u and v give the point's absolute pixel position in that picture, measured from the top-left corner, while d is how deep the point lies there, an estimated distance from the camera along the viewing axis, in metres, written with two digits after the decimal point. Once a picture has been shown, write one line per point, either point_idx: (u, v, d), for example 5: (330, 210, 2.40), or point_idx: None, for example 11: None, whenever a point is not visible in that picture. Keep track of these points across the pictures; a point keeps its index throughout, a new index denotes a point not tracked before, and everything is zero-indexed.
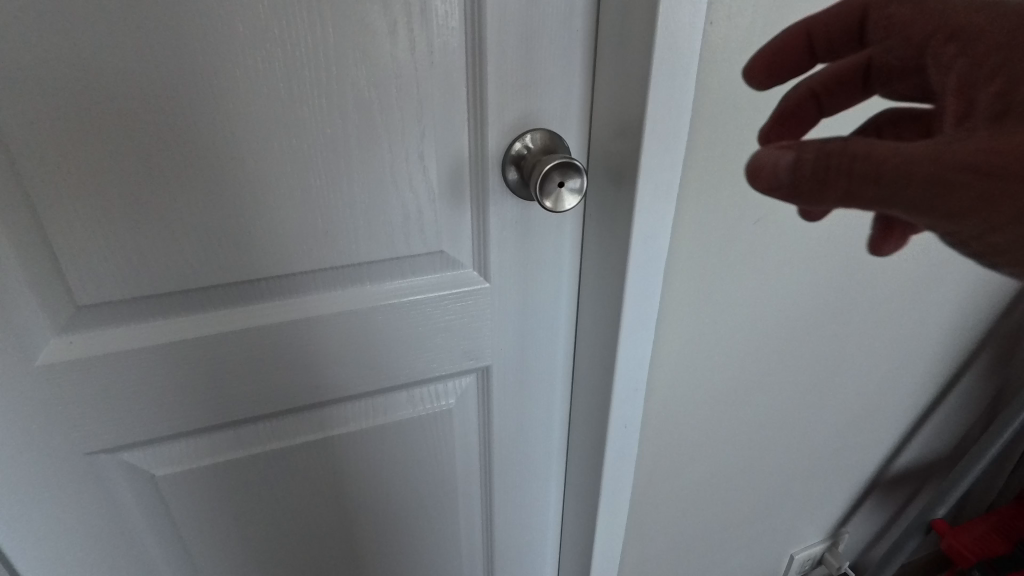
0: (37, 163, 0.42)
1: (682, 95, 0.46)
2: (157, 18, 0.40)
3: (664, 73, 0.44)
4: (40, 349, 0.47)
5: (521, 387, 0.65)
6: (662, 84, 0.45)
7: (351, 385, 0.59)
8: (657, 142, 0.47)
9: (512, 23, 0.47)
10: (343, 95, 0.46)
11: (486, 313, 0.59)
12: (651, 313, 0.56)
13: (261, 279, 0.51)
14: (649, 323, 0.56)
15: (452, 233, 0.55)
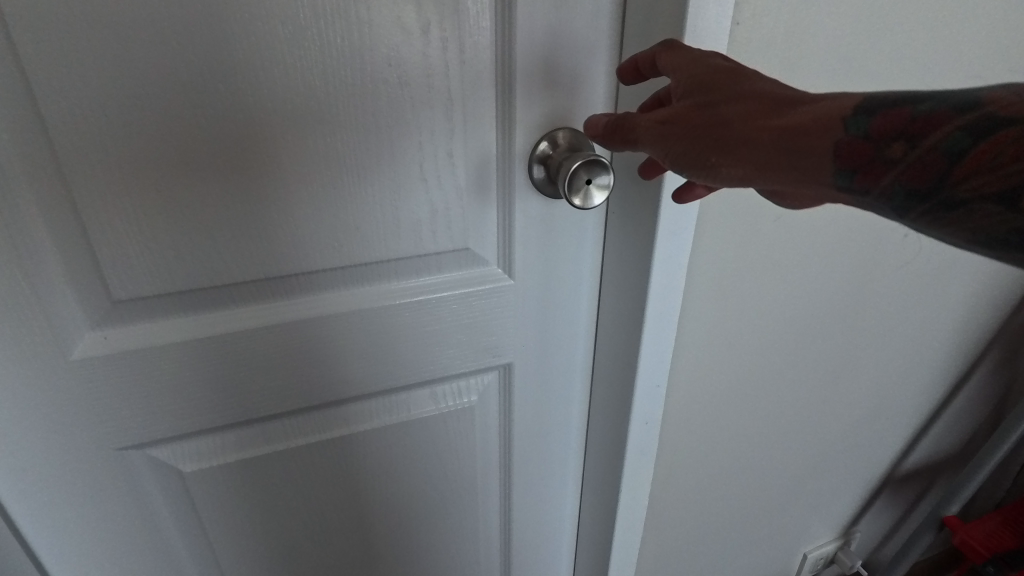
0: (78, 159, 0.43)
1: None
2: (199, 17, 0.41)
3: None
4: (75, 343, 0.48)
5: (541, 385, 0.66)
6: None
7: (375, 382, 0.59)
8: None
9: (541, 24, 0.48)
10: (376, 93, 0.47)
11: (509, 310, 0.60)
12: (674, 308, 0.57)
13: (291, 276, 0.52)
14: (672, 319, 0.57)
15: (477, 230, 0.56)
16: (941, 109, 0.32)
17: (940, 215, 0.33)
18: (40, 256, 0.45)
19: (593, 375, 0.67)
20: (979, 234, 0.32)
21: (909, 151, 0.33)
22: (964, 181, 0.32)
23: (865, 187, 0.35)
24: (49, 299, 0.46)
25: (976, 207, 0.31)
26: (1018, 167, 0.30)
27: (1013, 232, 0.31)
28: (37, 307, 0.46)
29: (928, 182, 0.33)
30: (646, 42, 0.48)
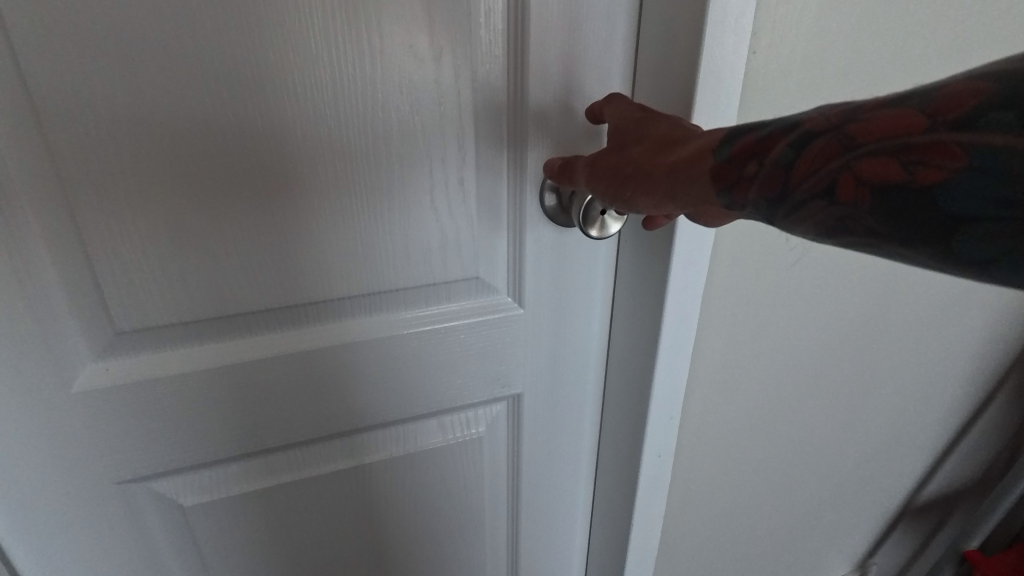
0: (84, 188, 0.42)
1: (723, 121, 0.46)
2: (210, 46, 0.41)
3: (708, 101, 0.45)
4: (77, 374, 0.47)
5: (551, 415, 0.65)
6: (705, 111, 0.45)
7: (382, 413, 0.58)
8: None
9: (555, 52, 0.48)
10: (387, 121, 0.47)
11: (519, 339, 0.59)
12: (688, 340, 0.56)
13: (298, 305, 0.51)
14: (687, 350, 0.56)
15: (488, 258, 0.55)
16: (775, 130, 0.35)
17: (792, 218, 0.34)
18: (44, 287, 0.44)
19: (605, 405, 0.66)
20: (823, 228, 0.32)
21: (760, 167, 0.35)
22: (804, 185, 0.33)
23: (741, 202, 0.36)
24: (52, 329, 0.45)
25: (812, 204, 0.32)
26: (832, 165, 0.31)
27: (842, 221, 0.31)
28: (40, 337, 0.45)
29: (778, 190, 0.34)
30: (661, 70, 0.47)
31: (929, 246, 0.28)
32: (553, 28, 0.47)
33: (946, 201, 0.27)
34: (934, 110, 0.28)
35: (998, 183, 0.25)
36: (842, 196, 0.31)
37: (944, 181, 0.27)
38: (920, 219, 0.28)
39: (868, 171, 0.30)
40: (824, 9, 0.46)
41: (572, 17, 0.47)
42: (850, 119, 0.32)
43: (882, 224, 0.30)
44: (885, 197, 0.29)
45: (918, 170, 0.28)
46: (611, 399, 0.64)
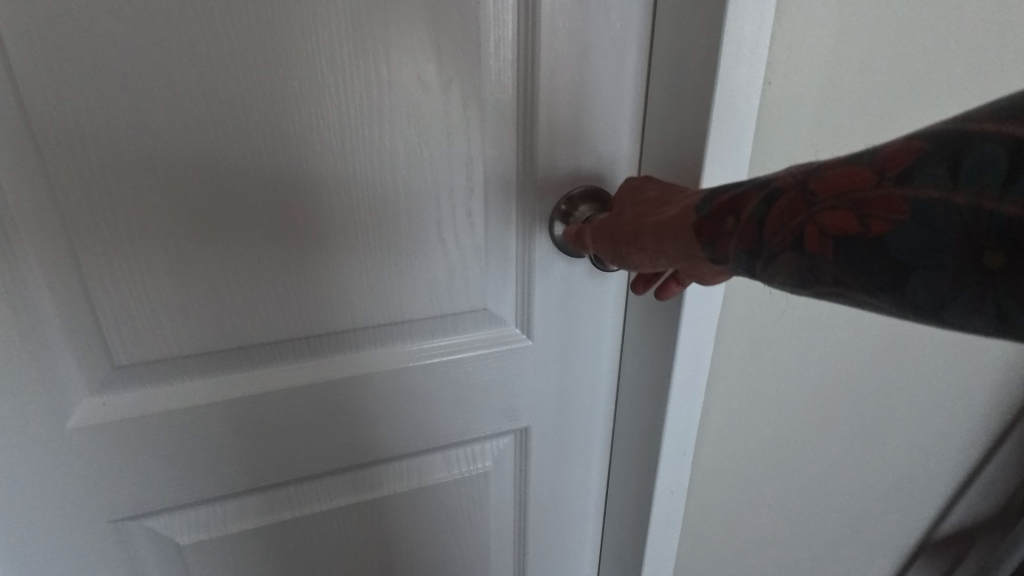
0: (85, 221, 0.41)
1: (738, 151, 0.45)
2: (216, 77, 0.40)
3: (723, 131, 0.44)
4: (74, 409, 0.46)
5: (559, 449, 0.63)
6: (720, 141, 0.44)
7: (386, 448, 0.56)
8: None
9: (565, 81, 0.47)
10: (394, 151, 0.46)
11: (527, 371, 0.57)
12: (702, 374, 0.54)
13: (301, 337, 0.50)
14: (701, 383, 0.54)
15: (495, 289, 0.54)
16: (749, 186, 0.35)
17: (768, 269, 0.33)
18: (41, 321, 0.43)
19: (615, 439, 0.64)
20: (796, 279, 0.32)
21: (736, 222, 0.34)
22: (776, 238, 0.32)
23: (722, 256, 0.36)
24: (48, 363, 0.44)
25: (784, 255, 0.32)
26: (799, 218, 0.31)
27: (813, 271, 0.31)
28: (37, 370, 0.43)
29: (754, 243, 0.34)
30: (673, 99, 0.46)
31: (889, 293, 0.28)
32: (562, 57, 0.46)
33: (898, 250, 0.27)
34: (882, 166, 0.28)
35: (940, 231, 0.26)
36: (810, 248, 0.31)
37: (894, 230, 0.27)
38: (880, 268, 0.28)
39: (829, 224, 0.30)
40: (839, 39, 0.46)
41: (582, 47, 0.46)
42: (812, 176, 0.31)
43: (848, 274, 0.29)
44: (847, 249, 0.29)
45: (871, 221, 0.28)
46: (621, 432, 0.62)
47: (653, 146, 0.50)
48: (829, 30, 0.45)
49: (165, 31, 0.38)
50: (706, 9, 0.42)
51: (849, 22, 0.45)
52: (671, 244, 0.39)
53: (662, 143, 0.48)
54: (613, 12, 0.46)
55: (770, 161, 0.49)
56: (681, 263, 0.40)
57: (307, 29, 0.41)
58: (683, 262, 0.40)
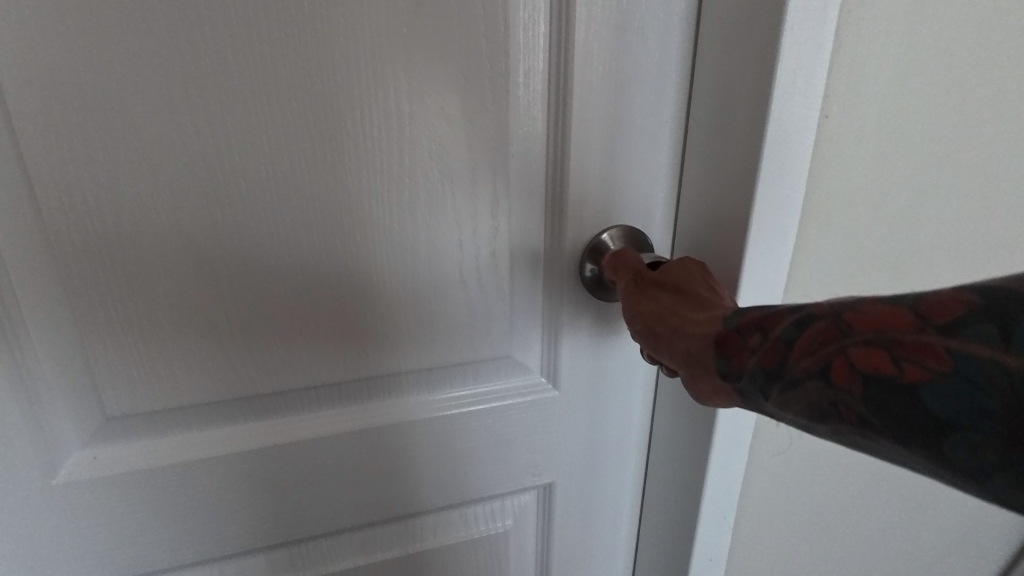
0: (80, 261, 0.38)
1: (791, 191, 0.41)
2: (224, 109, 0.37)
3: (774, 170, 0.40)
4: (62, 464, 0.42)
5: (585, 507, 0.58)
6: (771, 180, 0.40)
7: (398, 506, 0.52)
8: (763, 243, 0.42)
9: (598, 113, 0.44)
10: (413, 188, 0.42)
11: (551, 424, 0.53)
12: (746, 433, 0.49)
13: (309, 387, 0.46)
14: (743, 443, 0.49)
15: (519, 337, 0.50)
16: (783, 308, 0.34)
17: (788, 395, 0.32)
18: (29, 369, 0.39)
19: (647, 498, 0.58)
20: (815, 412, 0.30)
21: (762, 340, 0.34)
22: (800, 364, 0.32)
23: (738, 370, 0.35)
24: (35, 415, 0.40)
25: (808, 383, 0.31)
26: (830, 348, 0.30)
27: (835, 406, 0.29)
28: (21, 423, 0.40)
29: (777, 365, 0.33)
30: (717, 135, 0.42)
31: (920, 445, 0.26)
32: (595, 90, 0.43)
33: (935, 404, 0.25)
34: (925, 311, 0.27)
35: (984, 391, 0.24)
36: (837, 381, 0.29)
37: (932, 381, 0.26)
38: (910, 416, 0.26)
39: (861, 360, 0.29)
40: (903, 71, 0.42)
41: (617, 80, 0.43)
42: (849, 308, 0.31)
43: (874, 416, 0.28)
44: (875, 389, 0.28)
45: (907, 366, 0.27)
46: (654, 492, 0.57)
47: (694, 185, 0.46)
48: (891, 61, 0.41)
49: (171, 62, 0.36)
50: (755, 38, 0.38)
51: (912, 53, 0.41)
52: (686, 345, 0.38)
53: (704, 182, 0.44)
54: (650, 42, 0.43)
55: (824, 202, 0.44)
56: (687, 368, 0.39)
57: (323, 61, 0.38)
58: (689, 367, 0.39)
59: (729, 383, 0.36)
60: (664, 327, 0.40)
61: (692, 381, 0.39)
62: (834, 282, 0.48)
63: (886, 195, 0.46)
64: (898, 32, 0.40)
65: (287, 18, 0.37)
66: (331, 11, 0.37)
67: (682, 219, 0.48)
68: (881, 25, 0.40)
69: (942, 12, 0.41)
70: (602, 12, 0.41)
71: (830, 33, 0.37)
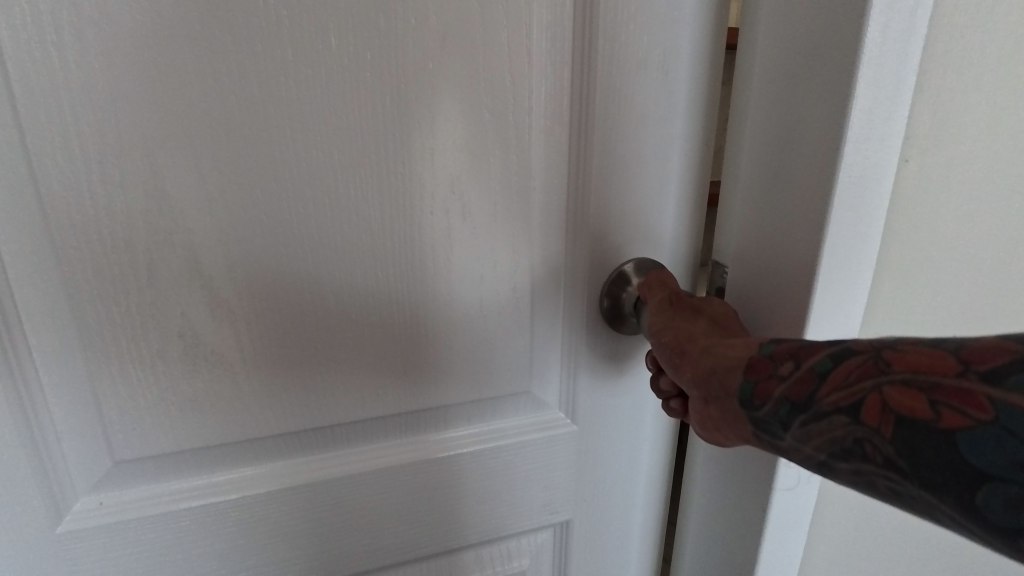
0: (95, 300, 0.37)
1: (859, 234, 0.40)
2: (246, 145, 0.37)
3: (844, 213, 0.39)
4: (67, 511, 0.40)
5: (604, 545, 0.56)
6: (839, 220, 0.39)
7: (415, 547, 0.50)
8: (829, 284, 0.41)
9: (618, 147, 0.44)
10: (436, 223, 0.42)
11: (569, 460, 0.52)
12: (808, 484, 0.47)
13: (331, 425, 0.45)
14: (801, 493, 0.47)
15: (543, 373, 0.49)
16: (820, 340, 0.34)
17: (811, 428, 0.32)
18: (37, 412, 0.38)
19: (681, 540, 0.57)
20: (838, 447, 0.30)
21: (794, 369, 0.33)
22: (830, 396, 0.31)
23: (762, 397, 0.34)
24: (41, 459, 0.38)
25: (835, 418, 0.30)
26: (864, 385, 0.29)
27: (861, 444, 0.29)
28: (27, 468, 0.38)
29: (804, 395, 0.32)
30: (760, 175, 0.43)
31: (949, 492, 0.25)
32: (626, 131, 0.44)
33: (971, 453, 0.24)
34: (967, 357, 0.26)
35: None
36: (868, 418, 0.29)
37: (969, 429, 0.25)
38: (942, 464, 0.25)
39: (896, 399, 0.28)
40: (935, 104, 0.41)
41: (643, 120, 0.44)
42: (889, 345, 0.30)
43: (902, 459, 0.27)
44: (907, 431, 0.27)
45: (944, 410, 0.26)
46: (689, 536, 0.56)
47: (737, 228, 0.45)
48: (944, 105, 0.41)
49: (197, 99, 0.35)
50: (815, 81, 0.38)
51: (966, 95, 0.41)
52: (713, 365, 0.38)
53: (744, 222, 0.44)
54: (669, 77, 0.43)
55: None
56: (706, 391, 0.38)
57: (362, 102, 0.38)
58: (708, 390, 0.38)
59: (747, 410, 0.35)
60: (694, 346, 0.39)
61: (707, 405, 0.39)
62: (873, 320, 0.47)
63: (943, 238, 0.45)
64: (949, 75, 0.40)
65: (330, 59, 0.37)
66: (377, 53, 0.37)
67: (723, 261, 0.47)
68: (934, 70, 0.40)
69: (995, 57, 0.41)
70: (637, 56, 0.42)
71: (909, 77, 0.37)
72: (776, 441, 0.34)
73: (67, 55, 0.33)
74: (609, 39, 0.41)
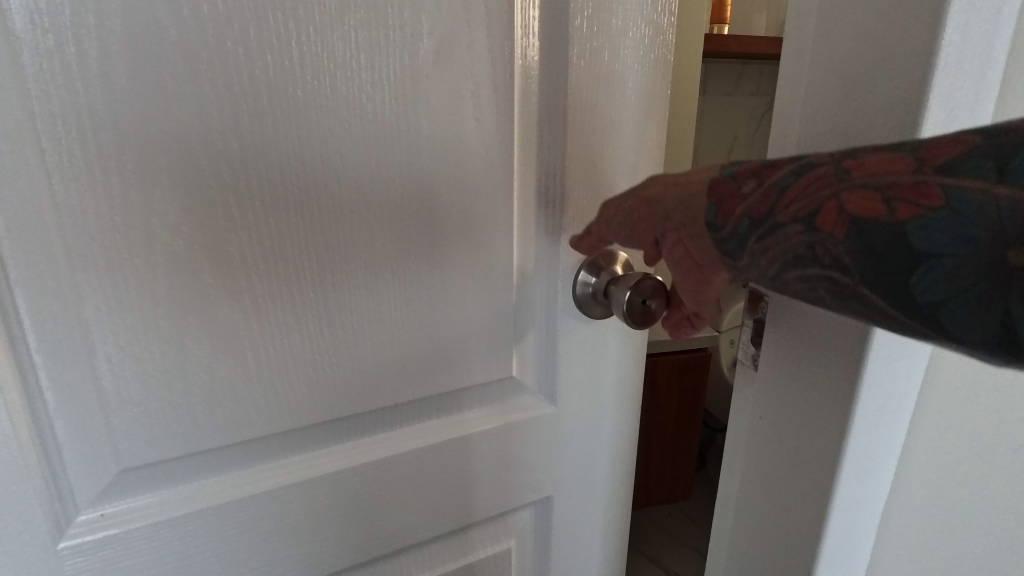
0: (102, 307, 0.37)
1: None
2: (256, 150, 0.38)
3: None
4: (67, 526, 0.39)
5: (581, 517, 0.61)
6: None
7: (411, 533, 0.53)
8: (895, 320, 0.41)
9: (588, 148, 0.49)
10: (430, 220, 0.45)
11: (550, 439, 0.56)
12: (863, 516, 0.47)
13: (339, 419, 0.47)
14: (852, 525, 0.47)
15: (524, 358, 0.54)
16: (781, 158, 0.36)
17: (767, 241, 0.35)
18: (41, 423, 0.37)
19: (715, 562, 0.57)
20: (791, 255, 0.34)
21: (758, 185, 0.36)
22: (790, 208, 0.34)
23: (726, 217, 0.37)
24: (52, 465, 0.38)
25: (791, 228, 0.34)
26: (823, 193, 0.33)
27: (814, 249, 0.32)
28: (36, 477, 0.37)
29: (764, 211, 0.35)
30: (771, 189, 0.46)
31: (898, 276, 0.29)
32: (594, 134, 0.49)
33: (920, 240, 0.29)
34: (924, 154, 0.30)
35: (974, 226, 0.27)
36: (825, 223, 0.32)
37: (919, 218, 0.29)
38: (890, 254, 0.30)
39: (853, 203, 0.31)
40: None
41: (608, 126, 0.49)
42: (849, 157, 0.33)
43: (851, 258, 0.31)
44: (862, 230, 0.31)
45: (898, 206, 0.30)
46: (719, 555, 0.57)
47: None
48: None
49: (210, 108, 0.37)
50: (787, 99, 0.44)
51: None
52: (679, 198, 0.40)
53: None
54: (629, 89, 0.49)
55: None
56: (679, 226, 0.41)
57: (366, 111, 0.41)
58: (684, 225, 0.40)
59: (712, 234, 0.38)
60: (657, 200, 0.42)
61: (670, 247, 0.42)
62: None
63: None
64: None
65: (338, 71, 0.39)
66: (383, 65, 0.40)
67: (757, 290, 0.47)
68: None
69: None
70: (602, 67, 0.47)
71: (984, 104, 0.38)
72: (734, 259, 0.38)
73: (89, 69, 0.33)
74: (583, 55, 0.46)
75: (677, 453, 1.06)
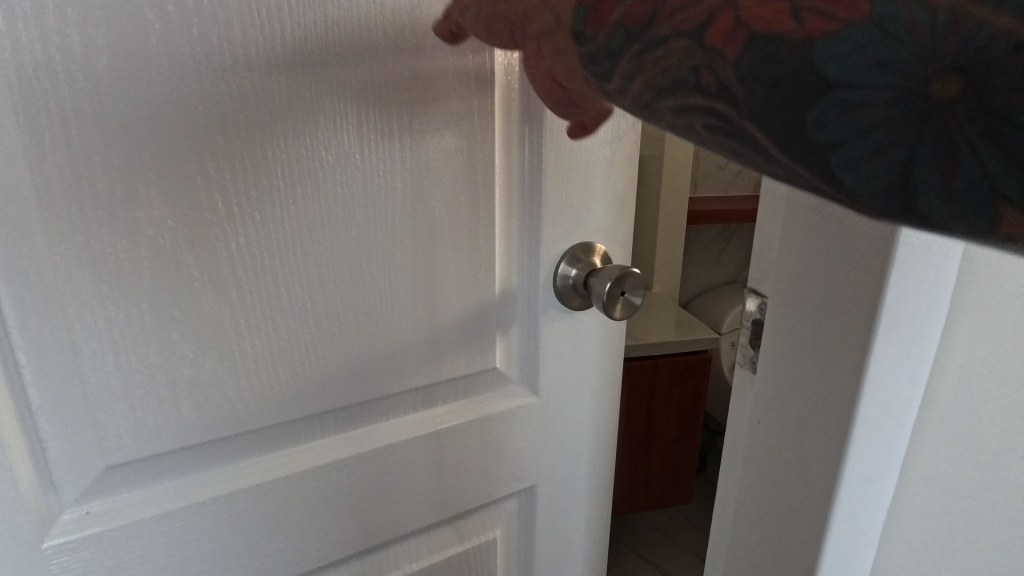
0: (87, 302, 0.37)
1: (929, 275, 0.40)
2: (241, 145, 0.39)
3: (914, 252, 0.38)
4: (50, 525, 0.39)
5: (564, 506, 0.63)
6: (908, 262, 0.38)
7: (398, 526, 0.53)
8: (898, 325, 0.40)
9: (567, 143, 0.51)
10: (414, 214, 0.46)
11: (533, 429, 0.58)
12: (864, 523, 0.46)
13: (323, 412, 0.47)
14: (853, 532, 0.46)
15: (507, 350, 0.55)
16: None
17: (644, 55, 0.26)
18: (24, 419, 0.37)
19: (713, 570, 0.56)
20: (670, 76, 0.26)
21: None
22: (671, 16, 0.25)
23: (596, 26, 0.28)
24: (37, 460, 0.38)
25: (674, 41, 0.25)
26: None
27: (697, 71, 0.25)
28: (20, 472, 0.37)
29: (644, 18, 0.26)
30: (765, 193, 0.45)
31: (793, 109, 0.22)
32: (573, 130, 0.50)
33: (826, 60, 0.21)
34: None
35: (896, 45, 0.20)
36: (711, 38, 0.24)
37: (830, 32, 0.21)
38: (780, 81, 0.22)
39: (751, 9, 0.23)
40: None
41: None
42: None
43: (739, 83, 0.23)
44: (756, 48, 0.22)
45: (807, 15, 0.21)
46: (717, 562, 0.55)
47: None
48: None
49: (194, 102, 0.37)
50: None
51: None
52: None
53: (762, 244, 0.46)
54: None
55: None
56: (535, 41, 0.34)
57: (349, 106, 0.41)
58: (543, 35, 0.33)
59: (578, 44, 0.30)
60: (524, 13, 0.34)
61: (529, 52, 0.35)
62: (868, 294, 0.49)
63: None
64: None
65: (322, 66, 0.40)
66: (365, 61, 0.41)
67: (759, 289, 0.46)
68: None
69: None
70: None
71: None
72: (602, 81, 0.29)
73: (72, 61, 0.33)
74: None
75: (677, 447, 1.17)
